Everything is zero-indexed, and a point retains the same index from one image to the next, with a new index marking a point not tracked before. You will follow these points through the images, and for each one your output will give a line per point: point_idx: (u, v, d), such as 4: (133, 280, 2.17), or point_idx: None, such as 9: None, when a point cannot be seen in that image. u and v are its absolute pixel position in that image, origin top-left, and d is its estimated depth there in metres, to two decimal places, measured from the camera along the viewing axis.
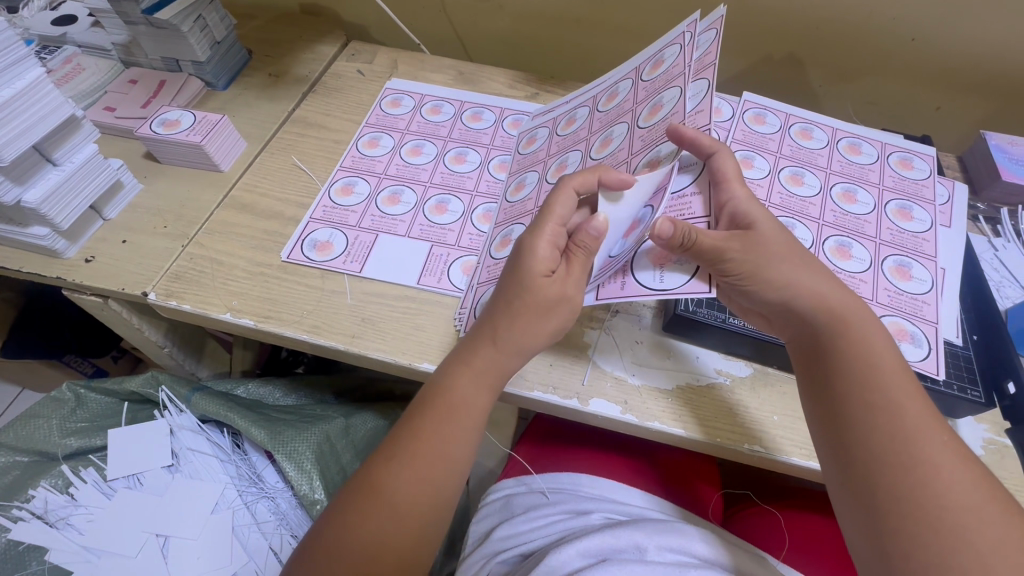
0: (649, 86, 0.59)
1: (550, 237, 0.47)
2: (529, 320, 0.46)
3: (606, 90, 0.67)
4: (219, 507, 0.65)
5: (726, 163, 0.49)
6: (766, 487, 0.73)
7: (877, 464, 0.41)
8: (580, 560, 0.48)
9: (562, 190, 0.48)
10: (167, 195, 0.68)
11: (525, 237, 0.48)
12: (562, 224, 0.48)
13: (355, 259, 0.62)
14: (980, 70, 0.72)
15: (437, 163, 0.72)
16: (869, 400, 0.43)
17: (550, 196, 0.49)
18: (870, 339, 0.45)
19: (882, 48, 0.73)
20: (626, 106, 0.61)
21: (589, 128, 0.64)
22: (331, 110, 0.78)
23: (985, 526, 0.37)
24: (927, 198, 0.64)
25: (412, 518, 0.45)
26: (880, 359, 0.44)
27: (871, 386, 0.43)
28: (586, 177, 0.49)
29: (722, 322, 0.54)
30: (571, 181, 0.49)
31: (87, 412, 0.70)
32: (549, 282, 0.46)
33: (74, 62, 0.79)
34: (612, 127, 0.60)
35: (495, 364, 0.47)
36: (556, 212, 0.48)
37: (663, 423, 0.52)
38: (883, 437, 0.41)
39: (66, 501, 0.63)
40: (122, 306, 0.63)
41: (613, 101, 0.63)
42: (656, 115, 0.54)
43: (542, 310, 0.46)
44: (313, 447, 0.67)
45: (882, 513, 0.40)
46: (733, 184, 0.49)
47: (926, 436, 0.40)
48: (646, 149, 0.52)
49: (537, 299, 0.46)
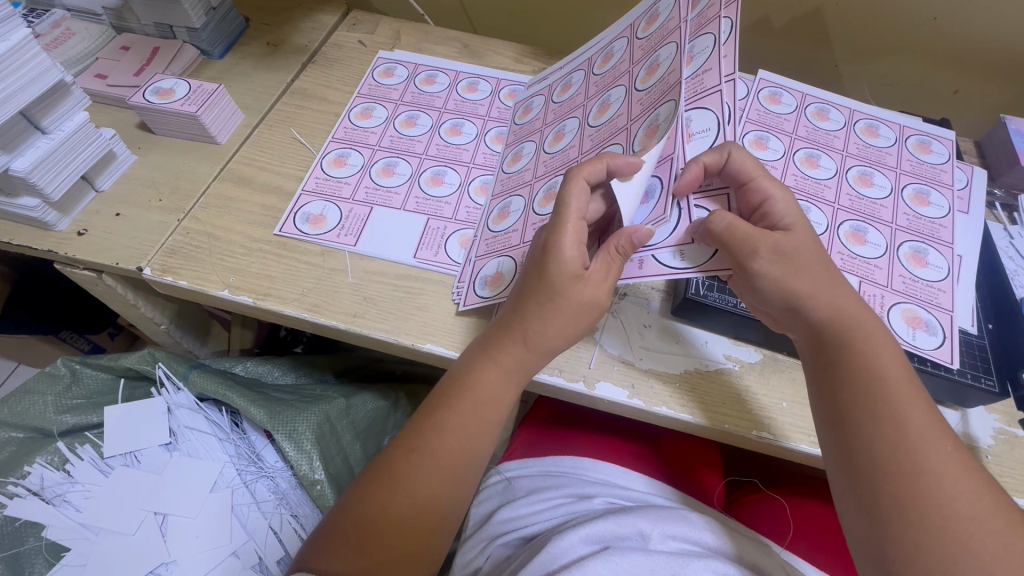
0: (645, 43, 0.56)
1: (576, 233, 0.44)
2: (563, 324, 0.45)
3: (601, 50, 0.64)
4: (218, 486, 0.65)
5: (745, 162, 0.47)
6: (771, 474, 0.72)
7: (872, 458, 0.40)
8: (583, 546, 0.47)
9: (574, 184, 0.45)
10: (163, 167, 0.65)
11: (547, 237, 0.45)
12: (582, 218, 0.45)
13: (350, 233, 0.61)
14: (999, 55, 0.70)
15: (432, 135, 0.69)
16: (863, 394, 0.42)
17: (561, 191, 0.45)
18: (865, 330, 0.43)
19: (904, 25, 0.70)
20: (622, 68, 0.58)
21: (585, 93, 0.62)
22: (330, 82, 0.76)
23: (994, 532, 0.36)
24: (945, 183, 0.62)
25: (421, 503, 0.44)
26: (881, 347, 0.43)
27: (866, 378, 0.42)
28: (593, 165, 0.45)
29: (733, 306, 0.52)
30: (580, 171, 0.45)
31: (83, 388, 0.68)
32: (582, 284, 0.44)
33: (62, 27, 0.75)
34: (609, 91, 0.58)
35: (524, 363, 0.46)
36: (574, 212, 0.44)
37: (670, 409, 0.51)
38: (881, 431, 0.40)
39: (63, 478, 0.63)
40: (116, 281, 0.61)
41: (608, 62, 0.61)
42: (653, 76, 0.52)
43: (576, 313, 0.44)
44: (313, 426, 0.66)
45: (879, 506, 0.39)
46: (762, 180, 0.46)
47: (926, 427, 0.40)
48: (646, 113, 0.49)
49: (571, 302, 0.44)
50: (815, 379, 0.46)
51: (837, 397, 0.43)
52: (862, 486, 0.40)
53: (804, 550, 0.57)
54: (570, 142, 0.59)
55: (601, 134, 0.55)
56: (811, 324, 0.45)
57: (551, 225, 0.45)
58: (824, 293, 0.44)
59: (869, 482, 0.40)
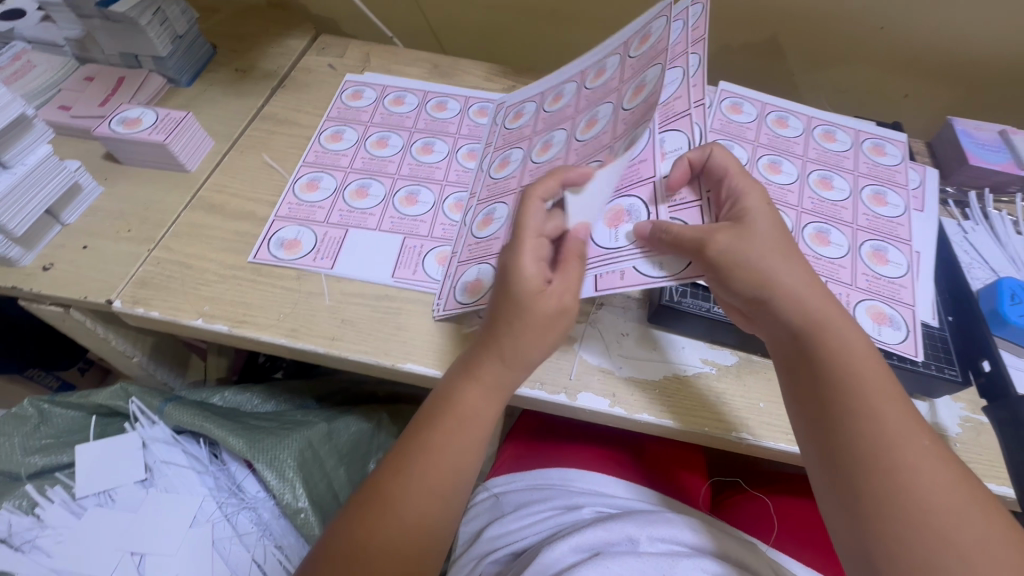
0: (636, 63, 0.56)
1: (534, 250, 0.45)
2: (535, 337, 0.45)
3: (595, 63, 0.64)
4: (198, 521, 0.62)
5: (726, 160, 0.49)
6: (752, 473, 0.74)
7: (852, 457, 0.41)
8: (573, 556, 0.47)
9: (530, 204, 0.46)
10: (131, 198, 0.64)
11: (507, 257, 0.45)
12: (540, 236, 0.46)
13: (326, 256, 0.61)
14: (941, 59, 0.74)
15: (404, 155, 0.70)
16: (839, 394, 0.43)
17: (518, 212, 0.46)
18: (837, 331, 0.45)
19: (852, 35, 0.74)
20: (613, 84, 0.58)
21: (576, 106, 0.63)
22: (301, 106, 0.76)
23: (971, 524, 0.37)
24: (899, 183, 0.65)
25: (409, 525, 0.44)
26: (855, 344, 0.44)
27: (839, 378, 0.43)
28: (546, 183, 0.47)
29: (707, 311, 0.54)
30: (535, 190, 0.46)
31: (51, 428, 0.67)
32: (547, 298, 0.44)
33: (23, 59, 0.74)
34: (598, 107, 0.58)
35: (503, 379, 0.46)
36: (531, 230, 0.45)
37: (651, 415, 0.52)
38: (857, 429, 0.41)
39: (32, 523, 0.60)
40: (85, 315, 0.59)
41: (601, 77, 0.61)
42: (639, 95, 0.52)
43: (545, 327, 0.45)
44: (295, 454, 0.65)
45: (860, 502, 0.40)
46: (736, 177, 0.48)
47: (900, 423, 0.41)
48: (628, 132, 0.49)
49: (538, 317, 0.44)
50: (790, 382, 0.47)
51: (815, 395, 0.44)
52: (843, 483, 0.41)
53: (789, 547, 0.58)
54: (556, 154, 0.59)
55: (586, 149, 0.55)
56: (784, 327, 0.46)
57: (508, 246, 0.46)
58: (793, 297, 0.45)
59: (848, 479, 0.41)
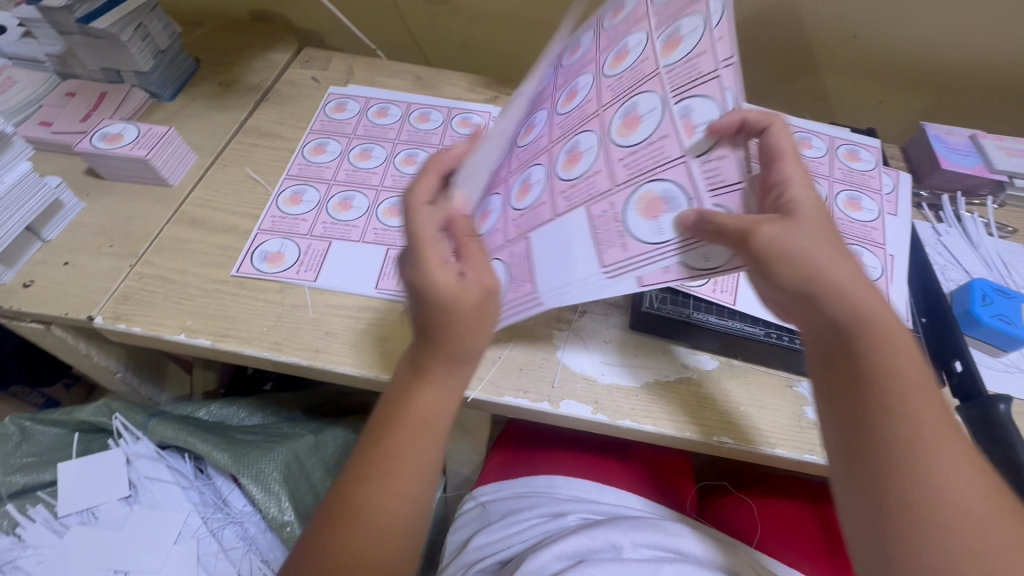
0: (610, 32, 0.51)
1: (436, 253, 0.43)
2: (471, 329, 0.43)
3: (569, 39, 0.58)
4: (183, 537, 0.62)
5: (782, 139, 0.43)
6: (737, 475, 0.74)
7: (882, 459, 0.37)
8: (558, 563, 0.48)
9: (417, 213, 0.44)
10: (113, 213, 0.64)
11: (410, 272, 0.43)
12: (437, 235, 0.44)
13: (310, 268, 0.61)
14: (912, 66, 0.76)
15: (387, 166, 0.71)
16: (879, 390, 0.38)
17: (409, 225, 0.44)
18: (884, 322, 0.39)
19: (827, 42, 0.76)
20: (589, 55, 0.52)
21: (552, 83, 0.56)
22: (284, 119, 0.76)
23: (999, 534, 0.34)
24: (873, 188, 0.67)
25: (390, 537, 0.44)
26: (900, 340, 0.39)
27: (879, 372, 0.38)
28: (424, 187, 0.46)
29: (687, 317, 0.55)
30: (416, 199, 0.45)
31: (33, 445, 0.66)
32: (458, 286, 0.42)
33: (4, 76, 0.75)
34: (576, 78, 0.53)
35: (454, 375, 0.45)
36: (426, 231, 0.43)
37: (634, 421, 0.52)
38: (894, 429, 0.37)
39: (12, 544, 0.59)
40: (66, 331, 0.59)
41: (575, 53, 0.55)
42: (623, 62, 0.48)
43: (478, 313, 0.43)
44: (280, 467, 0.64)
45: (887, 508, 0.36)
46: (789, 163, 0.42)
47: (941, 426, 0.37)
48: (619, 100, 0.46)
49: (464, 309, 0.42)
50: (820, 374, 0.42)
51: (849, 389, 0.39)
52: (869, 485, 0.37)
53: (772, 549, 0.59)
54: None
55: (571, 122, 0.50)
56: (822, 315, 0.40)
57: (409, 259, 0.43)
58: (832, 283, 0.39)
59: (875, 481, 0.37)
